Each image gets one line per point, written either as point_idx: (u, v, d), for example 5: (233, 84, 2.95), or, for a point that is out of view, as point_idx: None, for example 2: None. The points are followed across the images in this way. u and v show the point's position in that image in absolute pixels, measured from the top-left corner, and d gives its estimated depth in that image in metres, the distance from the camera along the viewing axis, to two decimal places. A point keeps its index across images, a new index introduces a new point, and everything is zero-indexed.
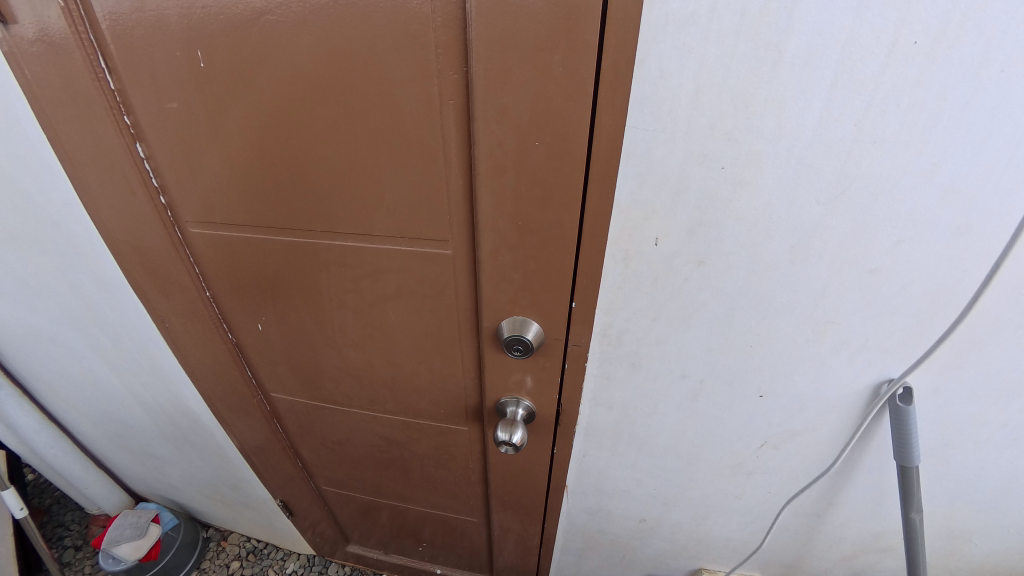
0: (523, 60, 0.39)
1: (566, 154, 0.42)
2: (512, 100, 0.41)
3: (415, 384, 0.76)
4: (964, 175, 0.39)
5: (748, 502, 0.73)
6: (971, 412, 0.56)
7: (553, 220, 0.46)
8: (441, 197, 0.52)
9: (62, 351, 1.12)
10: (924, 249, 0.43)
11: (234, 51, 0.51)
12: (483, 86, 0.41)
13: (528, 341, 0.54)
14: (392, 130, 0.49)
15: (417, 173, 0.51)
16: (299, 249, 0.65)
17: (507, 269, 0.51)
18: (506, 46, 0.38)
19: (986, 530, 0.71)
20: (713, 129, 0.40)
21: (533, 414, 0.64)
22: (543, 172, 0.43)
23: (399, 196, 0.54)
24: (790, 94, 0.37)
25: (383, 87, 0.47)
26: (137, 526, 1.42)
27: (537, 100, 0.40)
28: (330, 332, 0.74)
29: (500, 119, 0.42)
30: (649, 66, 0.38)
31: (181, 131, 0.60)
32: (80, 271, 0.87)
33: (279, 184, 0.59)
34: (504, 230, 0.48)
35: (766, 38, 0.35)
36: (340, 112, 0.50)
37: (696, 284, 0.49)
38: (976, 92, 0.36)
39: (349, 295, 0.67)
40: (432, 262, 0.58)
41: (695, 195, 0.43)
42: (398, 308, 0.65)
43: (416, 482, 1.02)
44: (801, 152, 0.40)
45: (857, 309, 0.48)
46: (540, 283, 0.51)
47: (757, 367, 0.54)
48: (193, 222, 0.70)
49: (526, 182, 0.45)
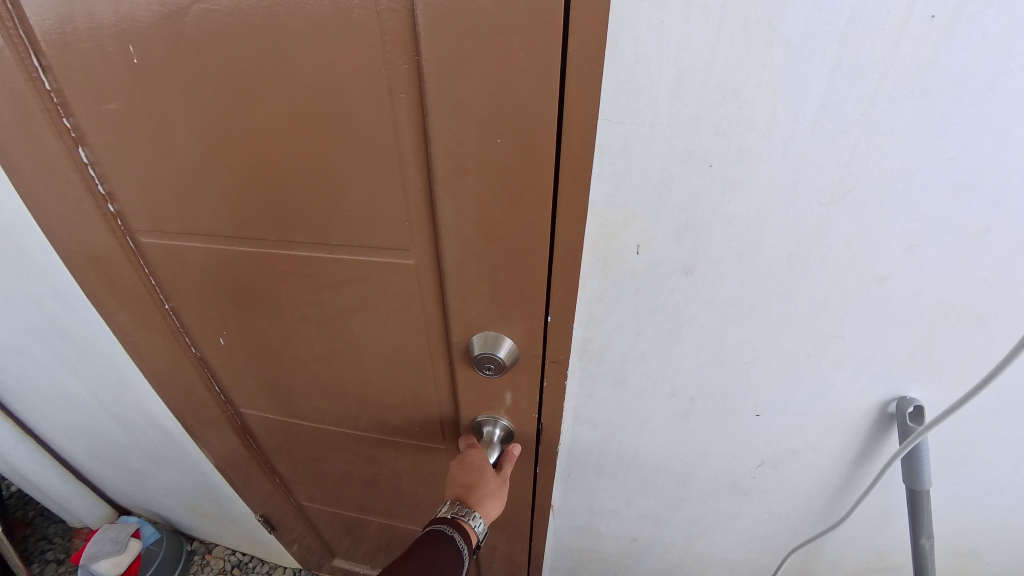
0: (480, 47, 0.34)
1: (534, 153, 0.37)
2: (471, 93, 0.36)
3: (387, 400, 0.70)
4: (986, 172, 0.35)
5: (746, 522, 0.69)
6: (987, 428, 0.51)
7: (522, 224, 0.41)
8: (400, 203, 0.47)
9: (29, 364, 1.06)
10: (937, 254, 0.39)
11: (169, 45, 0.45)
12: (437, 78, 0.35)
13: (501, 359, 0.49)
14: (344, 129, 0.44)
15: (374, 175, 0.46)
16: (256, 259, 0.60)
17: (475, 281, 0.46)
18: (460, 31, 0.33)
19: (998, 548, 0.67)
20: (698, 121, 0.35)
21: (511, 432, 0.60)
22: (509, 173, 0.38)
23: (355, 201, 0.48)
24: (785, 80, 0.33)
25: (331, 82, 0.42)
26: (118, 540, 1.36)
27: (498, 92, 0.35)
28: (295, 347, 0.69)
29: (459, 115, 0.37)
30: (623, 50, 0.33)
31: (123, 135, 0.54)
32: (37, 281, 0.81)
33: (230, 191, 0.54)
34: (469, 238, 0.43)
35: (756, 15, 0.30)
36: (287, 110, 0.45)
37: (683, 295, 0.44)
38: (1001, 75, 0.31)
39: (311, 308, 0.62)
40: (397, 272, 0.53)
41: (679, 197, 0.38)
42: (364, 321, 0.60)
43: (397, 499, 0.97)
44: (798, 147, 0.35)
45: (862, 321, 0.43)
46: (512, 295, 0.46)
47: (753, 382, 0.50)
48: (144, 232, 0.64)
49: (491, 184, 0.39)
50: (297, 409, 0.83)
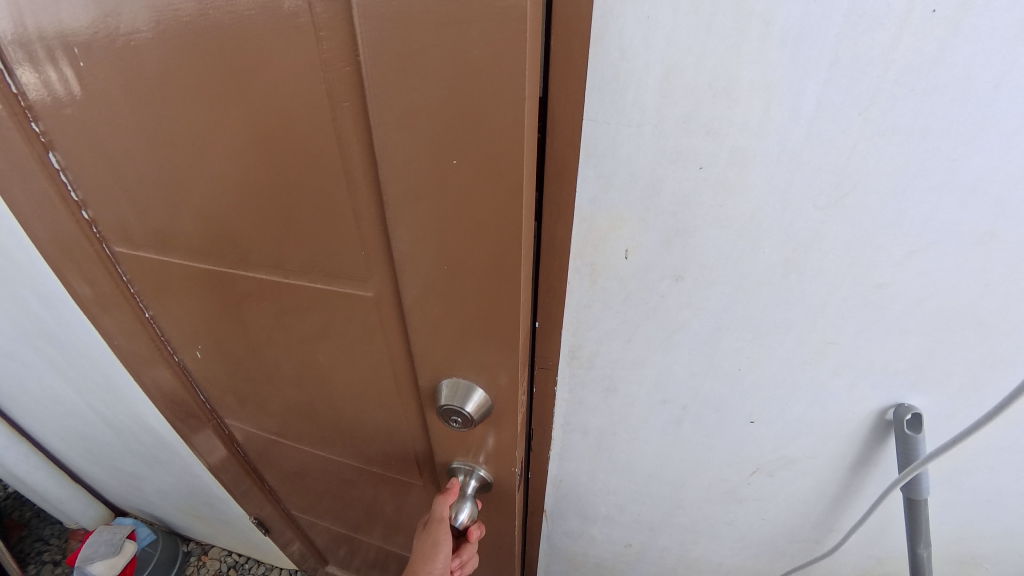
0: (430, 62, 0.29)
1: (495, 187, 0.33)
2: (423, 120, 0.32)
3: (363, 424, 0.68)
4: (992, 175, 0.33)
5: (742, 528, 0.67)
6: (991, 437, 0.50)
7: (486, 258, 0.37)
8: (357, 231, 0.43)
9: (18, 367, 1.05)
10: (941, 259, 0.37)
11: (110, 55, 0.41)
12: (385, 101, 0.31)
13: (467, 412, 0.47)
14: (294, 149, 0.40)
15: (327, 204, 0.42)
16: (222, 278, 0.57)
17: (439, 316, 0.43)
18: (407, 41, 0.29)
19: (1001, 557, 0.65)
20: (687, 121, 0.33)
21: (485, 483, 0.56)
22: (469, 205, 0.35)
23: (311, 229, 0.45)
24: (781, 77, 0.31)
25: (275, 104, 0.37)
26: (112, 542, 1.35)
27: (455, 113, 0.31)
28: (268, 366, 0.67)
29: (411, 141, 0.33)
30: (607, 45, 0.31)
31: (83, 146, 0.52)
32: (21, 284, 0.79)
33: (190, 208, 0.51)
34: (430, 271, 0.40)
35: (749, 6, 0.29)
36: (237, 132, 0.41)
37: (674, 303, 0.42)
38: (1009, 72, 0.29)
39: (280, 329, 0.59)
40: (360, 300, 0.49)
41: (669, 200, 0.36)
42: (333, 347, 0.57)
43: (379, 519, 0.94)
44: (793, 148, 0.33)
45: (861, 327, 0.42)
46: (477, 332, 0.42)
47: (749, 389, 0.48)
48: (118, 241, 0.62)
49: (449, 212, 0.36)
50: (278, 424, 0.80)
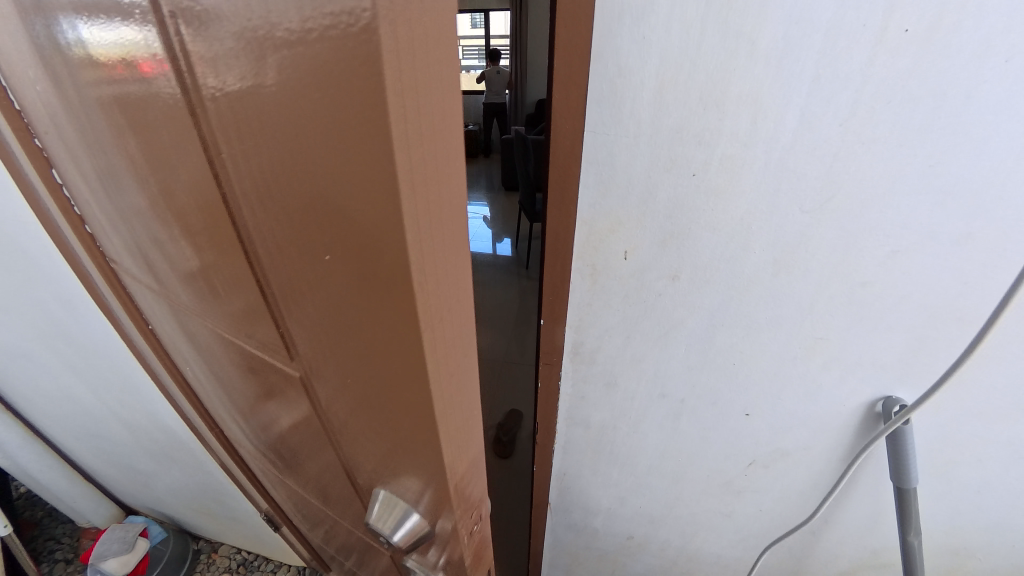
0: (270, 118, 0.18)
1: (390, 310, 0.22)
2: (288, 203, 0.21)
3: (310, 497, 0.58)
4: (966, 181, 0.36)
5: (740, 520, 0.70)
6: (978, 430, 0.52)
7: (388, 387, 0.26)
8: (253, 322, 0.31)
9: (36, 367, 1.08)
10: (921, 259, 0.40)
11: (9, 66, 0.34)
12: (244, 170, 0.21)
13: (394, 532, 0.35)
14: (167, 209, 0.29)
15: (217, 281, 0.31)
16: (161, 321, 0.49)
17: (359, 433, 0.33)
18: (243, 91, 0.18)
19: (992, 549, 0.68)
20: (680, 131, 0.35)
21: None
22: (363, 323, 0.24)
23: (211, 303, 0.35)
24: (767, 91, 0.33)
25: (140, 157, 0.27)
26: (125, 540, 1.36)
27: (313, 195, 0.20)
28: (222, 413, 0.60)
29: (285, 231, 0.23)
30: (605, 63, 0.33)
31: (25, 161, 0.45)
32: (42, 286, 0.82)
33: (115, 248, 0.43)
34: (340, 385, 0.29)
35: (735, 28, 0.31)
36: (116, 179, 0.31)
37: (671, 300, 0.44)
38: (979, 85, 0.32)
39: (219, 387, 0.51)
40: (272, 390, 0.38)
41: (663, 204, 0.39)
42: (264, 424, 0.47)
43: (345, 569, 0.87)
44: (779, 156, 0.36)
45: (848, 324, 0.44)
46: (399, 462, 0.32)
47: (743, 383, 0.50)
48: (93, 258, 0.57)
49: (337, 319, 0.25)
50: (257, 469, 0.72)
